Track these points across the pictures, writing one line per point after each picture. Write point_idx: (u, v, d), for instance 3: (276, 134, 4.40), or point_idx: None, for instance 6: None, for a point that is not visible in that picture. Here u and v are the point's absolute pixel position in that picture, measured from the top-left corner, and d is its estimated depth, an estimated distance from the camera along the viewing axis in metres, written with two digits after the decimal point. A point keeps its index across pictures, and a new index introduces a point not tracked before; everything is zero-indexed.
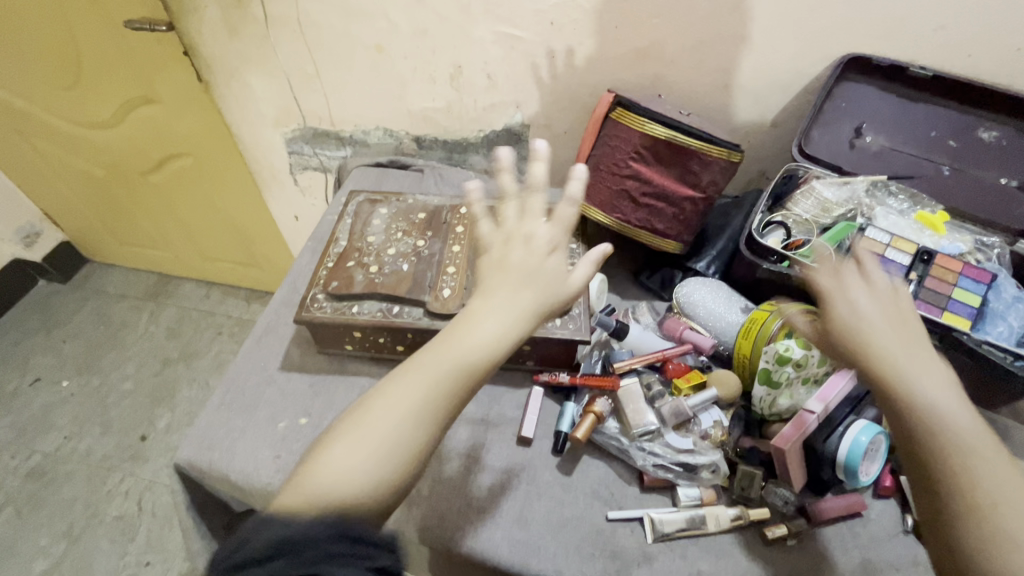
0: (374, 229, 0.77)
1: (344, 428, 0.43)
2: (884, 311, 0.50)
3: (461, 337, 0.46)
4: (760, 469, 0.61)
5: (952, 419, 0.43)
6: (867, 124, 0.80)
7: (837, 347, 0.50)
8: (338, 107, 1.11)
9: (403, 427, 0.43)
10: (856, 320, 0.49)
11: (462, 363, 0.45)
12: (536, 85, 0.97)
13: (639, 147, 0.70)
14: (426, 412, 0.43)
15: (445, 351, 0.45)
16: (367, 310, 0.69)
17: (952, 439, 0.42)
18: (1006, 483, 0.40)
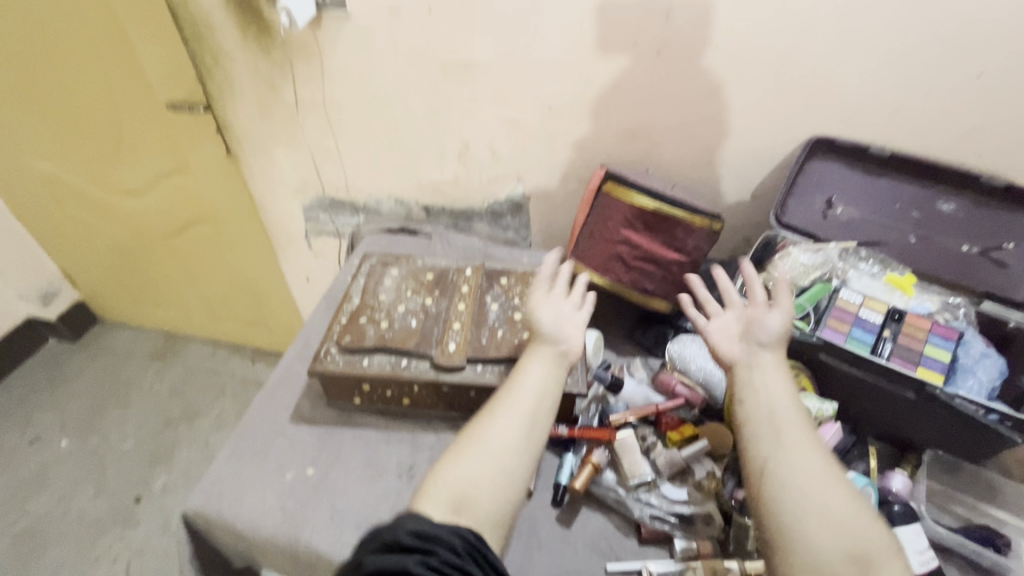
0: (385, 288, 0.83)
1: (454, 458, 0.57)
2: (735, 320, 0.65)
3: (521, 381, 0.62)
4: None
5: (794, 453, 0.52)
6: (836, 196, 0.88)
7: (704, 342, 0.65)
8: (354, 178, 1.21)
9: (505, 447, 0.57)
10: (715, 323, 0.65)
11: (531, 396, 0.61)
12: (536, 160, 1.07)
13: (629, 217, 0.77)
14: (518, 436, 0.58)
15: (515, 391, 0.61)
16: (377, 363, 0.73)
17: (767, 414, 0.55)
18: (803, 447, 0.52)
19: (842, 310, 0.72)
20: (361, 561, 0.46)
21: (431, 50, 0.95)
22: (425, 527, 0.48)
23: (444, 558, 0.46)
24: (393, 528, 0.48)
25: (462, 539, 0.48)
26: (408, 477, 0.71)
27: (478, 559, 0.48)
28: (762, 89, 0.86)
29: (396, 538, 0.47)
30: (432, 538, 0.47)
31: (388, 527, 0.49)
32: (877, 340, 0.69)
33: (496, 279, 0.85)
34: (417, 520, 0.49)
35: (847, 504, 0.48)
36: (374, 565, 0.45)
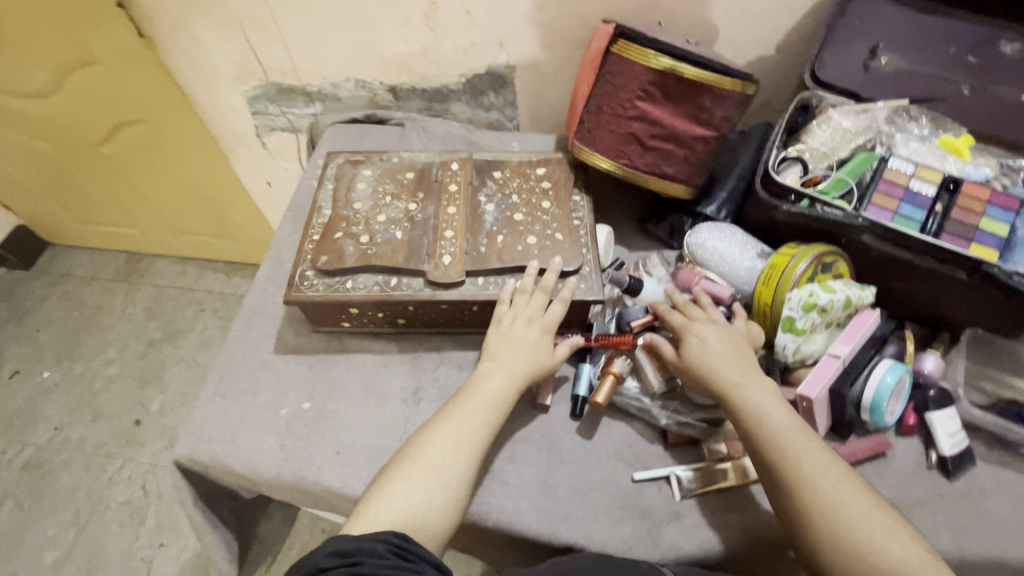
0: (359, 194, 0.70)
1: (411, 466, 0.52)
2: (719, 345, 0.57)
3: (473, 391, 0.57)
4: None
5: (811, 481, 0.49)
6: (883, 44, 0.74)
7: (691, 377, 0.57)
8: (301, 57, 1.00)
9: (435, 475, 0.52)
10: (701, 356, 0.57)
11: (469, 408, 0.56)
12: (521, 18, 0.88)
13: (646, 84, 0.62)
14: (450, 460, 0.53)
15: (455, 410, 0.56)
16: (361, 285, 0.64)
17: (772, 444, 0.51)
18: (811, 472, 0.49)
19: (890, 183, 0.63)
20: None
21: None
22: (346, 543, 0.44)
23: (373, 563, 0.43)
24: (307, 558, 0.44)
25: (387, 543, 0.45)
26: (415, 402, 0.65)
27: (411, 554, 0.45)
28: None
29: (314, 564, 0.43)
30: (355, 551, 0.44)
31: (304, 558, 0.44)
32: (927, 216, 0.61)
33: (489, 173, 0.72)
34: (331, 540, 0.45)
35: (865, 499, 0.48)
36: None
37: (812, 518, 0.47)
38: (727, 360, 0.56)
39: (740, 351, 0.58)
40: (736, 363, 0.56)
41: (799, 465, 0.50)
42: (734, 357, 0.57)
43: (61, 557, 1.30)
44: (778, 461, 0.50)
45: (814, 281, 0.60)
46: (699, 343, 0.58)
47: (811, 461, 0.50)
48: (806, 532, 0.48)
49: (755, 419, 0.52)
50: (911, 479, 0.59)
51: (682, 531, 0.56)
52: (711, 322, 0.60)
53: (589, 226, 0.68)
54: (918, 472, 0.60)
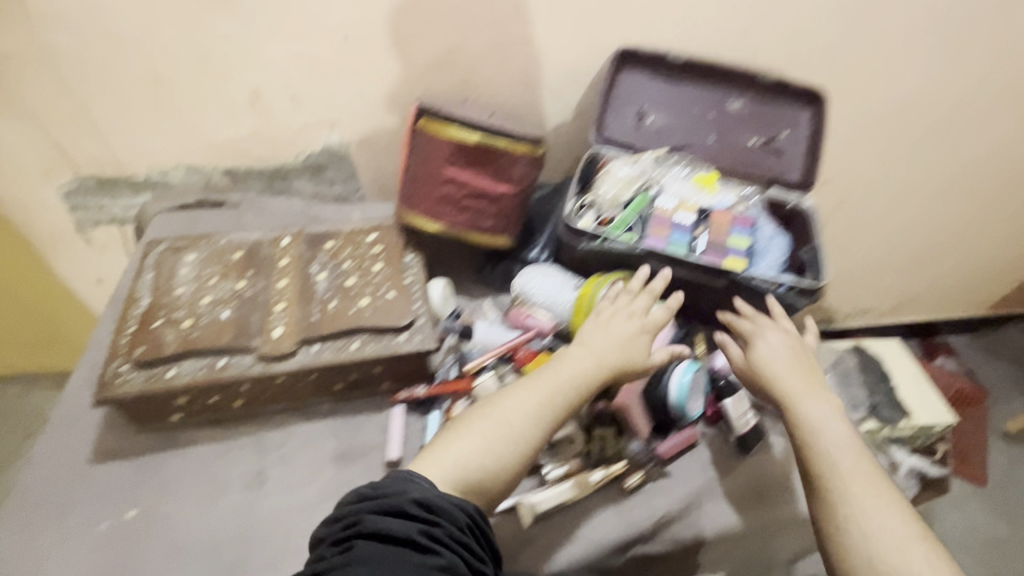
0: (182, 278, 0.69)
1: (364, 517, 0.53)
2: (783, 355, 0.65)
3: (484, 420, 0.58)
4: (611, 428, 0.68)
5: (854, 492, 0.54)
6: (648, 106, 0.92)
7: (755, 380, 0.66)
8: (121, 148, 0.97)
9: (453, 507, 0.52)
10: (760, 364, 0.65)
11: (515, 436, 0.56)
12: (348, 100, 0.95)
13: (451, 153, 0.71)
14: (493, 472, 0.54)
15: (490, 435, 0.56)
16: (187, 371, 0.61)
17: (820, 451, 0.57)
18: (857, 485, 0.54)
19: (660, 216, 0.77)
20: (360, 518, 0.46)
21: None
22: (438, 498, 0.49)
23: (447, 530, 0.47)
24: (397, 494, 0.48)
25: (467, 515, 0.49)
26: (259, 485, 0.63)
27: (478, 532, 0.50)
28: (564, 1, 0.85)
29: (402, 505, 0.47)
30: (438, 508, 0.48)
31: (394, 490, 0.49)
32: (690, 239, 0.75)
33: (320, 244, 0.75)
34: (420, 486, 0.50)
35: (897, 513, 0.53)
36: (379, 528, 0.45)
37: (840, 525, 0.53)
38: (788, 371, 0.64)
39: (804, 360, 0.66)
40: (799, 374, 0.64)
41: (845, 479, 0.55)
42: (798, 365, 0.64)
43: None
44: (829, 472, 0.56)
45: (614, 305, 0.71)
46: (768, 355, 0.65)
47: (859, 480, 0.55)
48: (839, 539, 0.52)
49: (809, 430, 0.59)
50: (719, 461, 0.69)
51: (533, 553, 0.61)
52: (779, 330, 0.67)
53: (420, 282, 0.73)
54: (724, 454, 0.69)
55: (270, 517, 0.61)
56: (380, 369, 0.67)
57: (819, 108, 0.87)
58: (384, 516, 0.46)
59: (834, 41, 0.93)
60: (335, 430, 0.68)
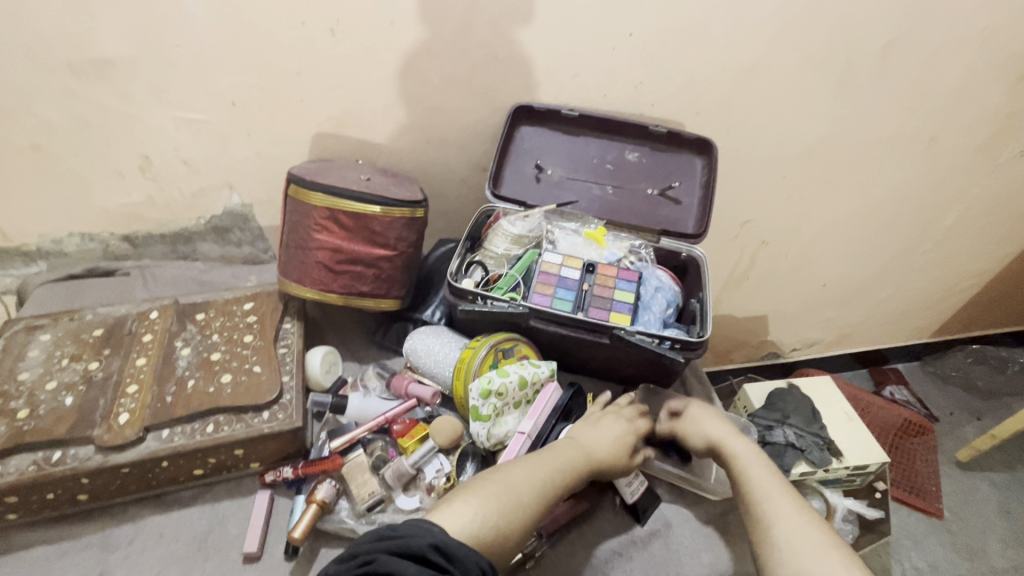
0: (29, 362, 0.65)
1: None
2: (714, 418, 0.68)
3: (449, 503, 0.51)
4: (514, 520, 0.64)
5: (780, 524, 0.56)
6: (545, 160, 0.91)
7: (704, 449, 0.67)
8: (6, 218, 0.93)
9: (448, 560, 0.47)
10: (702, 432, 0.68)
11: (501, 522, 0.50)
12: (243, 163, 0.93)
13: (319, 219, 0.70)
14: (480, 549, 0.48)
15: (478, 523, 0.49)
16: (14, 468, 0.57)
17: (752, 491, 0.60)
18: (776, 517, 0.56)
19: (547, 273, 0.76)
20: (376, 557, 0.43)
21: (46, 46, 0.76)
22: (456, 547, 0.45)
23: None
24: (414, 536, 0.45)
25: (482, 569, 0.46)
26: None
27: None
28: (450, 64, 0.83)
29: (420, 550, 0.44)
30: (455, 556, 0.45)
31: (410, 532, 0.46)
32: (577, 295, 0.74)
33: (190, 316, 0.71)
34: (440, 531, 0.46)
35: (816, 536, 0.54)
36: (393, 571, 0.42)
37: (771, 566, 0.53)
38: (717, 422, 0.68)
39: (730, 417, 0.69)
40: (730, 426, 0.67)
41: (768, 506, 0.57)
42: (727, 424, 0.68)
43: None
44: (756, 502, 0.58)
45: (494, 368, 0.68)
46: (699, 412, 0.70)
47: (774, 508, 0.57)
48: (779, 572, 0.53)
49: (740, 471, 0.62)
50: (609, 533, 0.66)
51: None
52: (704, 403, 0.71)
53: (295, 353, 0.70)
54: (614, 523, 0.67)
55: None
56: (241, 452, 0.63)
57: (710, 157, 0.88)
58: (403, 560, 0.43)
59: (730, 88, 0.89)
60: (191, 522, 0.62)
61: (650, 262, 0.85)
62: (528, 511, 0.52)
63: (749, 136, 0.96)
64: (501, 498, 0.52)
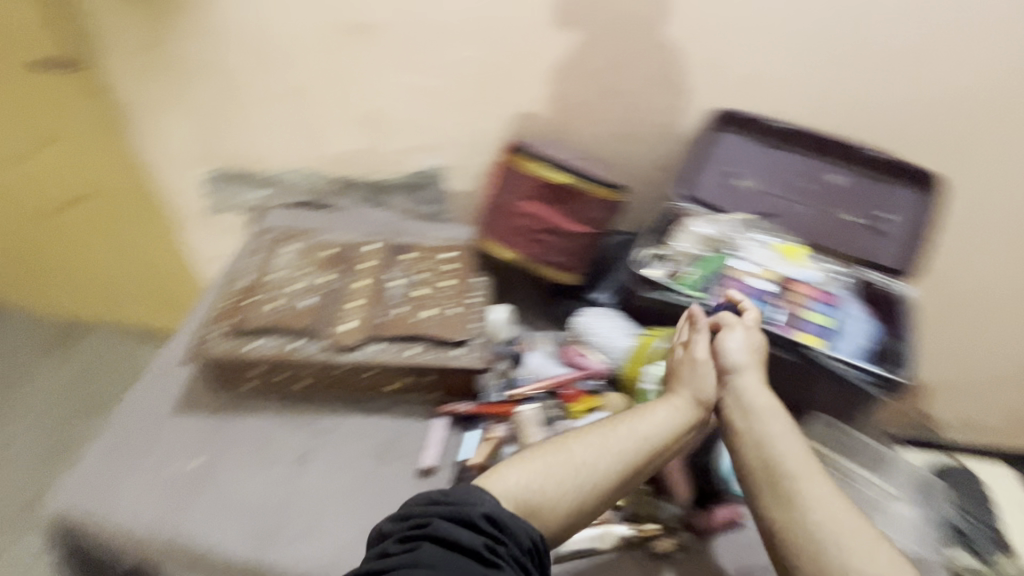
0: (280, 265, 0.78)
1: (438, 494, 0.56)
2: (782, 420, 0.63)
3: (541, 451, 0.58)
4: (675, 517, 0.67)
5: None
6: (740, 169, 0.87)
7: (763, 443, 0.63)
8: (257, 148, 1.11)
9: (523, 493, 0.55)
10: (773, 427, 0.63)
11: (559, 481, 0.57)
12: (450, 129, 1.02)
13: (533, 188, 0.76)
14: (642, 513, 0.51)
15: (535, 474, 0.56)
16: (267, 345, 0.69)
17: None
18: None
19: (736, 280, 0.76)
20: (430, 522, 0.50)
21: (332, 7, 0.90)
22: (506, 517, 0.51)
23: (511, 550, 0.50)
24: (467, 504, 0.52)
25: (531, 539, 0.51)
26: (301, 464, 0.68)
27: (541, 556, 0.52)
28: (672, 61, 0.85)
29: (473, 518, 0.50)
30: (507, 527, 0.51)
31: (466, 499, 0.52)
32: (767, 308, 0.73)
33: (402, 253, 0.81)
34: (492, 502, 0.52)
35: None
36: (446, 533, 0.49)
37: None
38: (751, 356, 0.66)
39: None
40: None
41: None
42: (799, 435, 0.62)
43: None
44: None
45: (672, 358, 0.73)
46: (737, 337, 0.67)
47: None
48: None
49: None
50: (755, 547, 0.66)
51: None
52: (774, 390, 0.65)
53: (482, 303, 0.76)
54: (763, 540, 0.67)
55: (307, 497, 0.66)
56: (431, 379, 0.71)
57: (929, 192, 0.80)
58: (453, 525, 0.50)
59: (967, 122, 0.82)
60: (378, 431, 0.71)
61: (846, 290, 0.80)
62: (588, 484, 0.57)
63: (977, 179, 0.87)
64: (555, 471, 0.57)
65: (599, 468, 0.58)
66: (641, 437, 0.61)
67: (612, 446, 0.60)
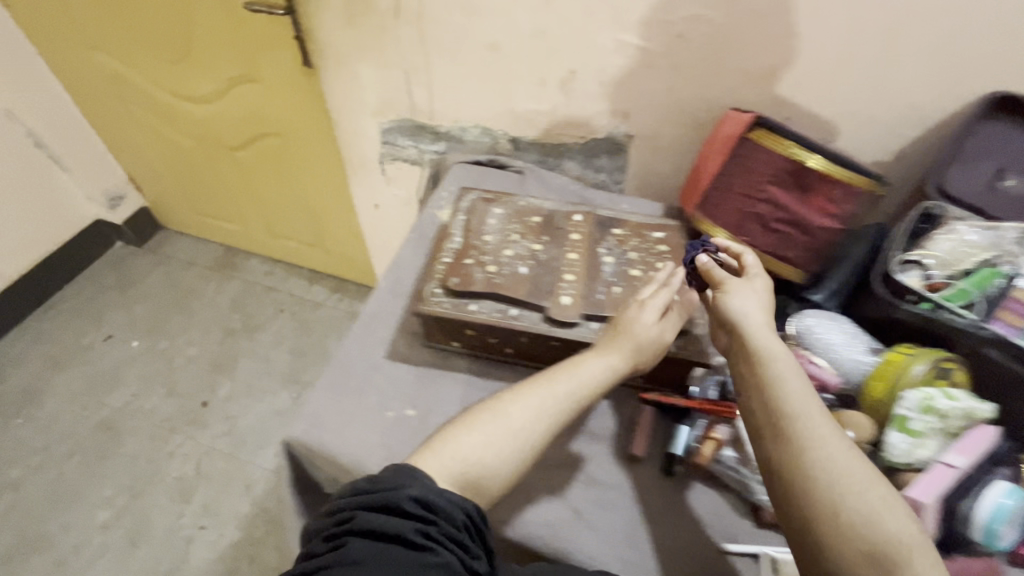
0: (489, 228, 0.77)
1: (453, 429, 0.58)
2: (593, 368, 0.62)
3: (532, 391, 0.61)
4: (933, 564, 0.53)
5: None
6: (1008, 167, 0.75)
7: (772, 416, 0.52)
8: (440, 101, 1.11)
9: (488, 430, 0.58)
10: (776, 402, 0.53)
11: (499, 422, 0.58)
12: (651, 96, 0.95)
13: (779, 172, 0.68)
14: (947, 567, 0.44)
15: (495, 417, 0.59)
16: (482, 309, 0.69)
17: None
18: None
19: (1016, 300, 0.62)
20: (354, 515, 0.48)
21: None
22: (434, 495, 0.50)
23: (442, 528, 0.48)
24: (397, 486, 0.50)
25: (463, 514, 0.50)
26: None
27: (474, 529, 0.51)
28: (936, 28, 0.75)
29: (402, 500, 0.49)
30: (433, 508, 0.49)
31: (392, 484, 0.50)
32: None
33: (609, 229, 0.77)
34: (418, 483, 0.50)
35: None
36: (367, 521, 0.47)
37: None
38: (758, 308, 0.60)
39: None
40: None
41: None
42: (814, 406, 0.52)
43: (112, 517, 1.43)
44: None
45: (933, 384, 0.60)
46: (738, 294, 0.60)
47: None
48: None
49: None
50: None
51: None
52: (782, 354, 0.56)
53: None
54: None
55: None
56: (645, 364, 0.68)
57: None
58: (376, 511, 0.48)
59: None
60: (583, 409, 0.70)
61: None
62: (526, 443, 0.58)
63: None
64: (487, 433, 0.57)
65: (532, 427, 0.59)
66: (567, 392, 0.61)
67: (548, 403, 0.60)
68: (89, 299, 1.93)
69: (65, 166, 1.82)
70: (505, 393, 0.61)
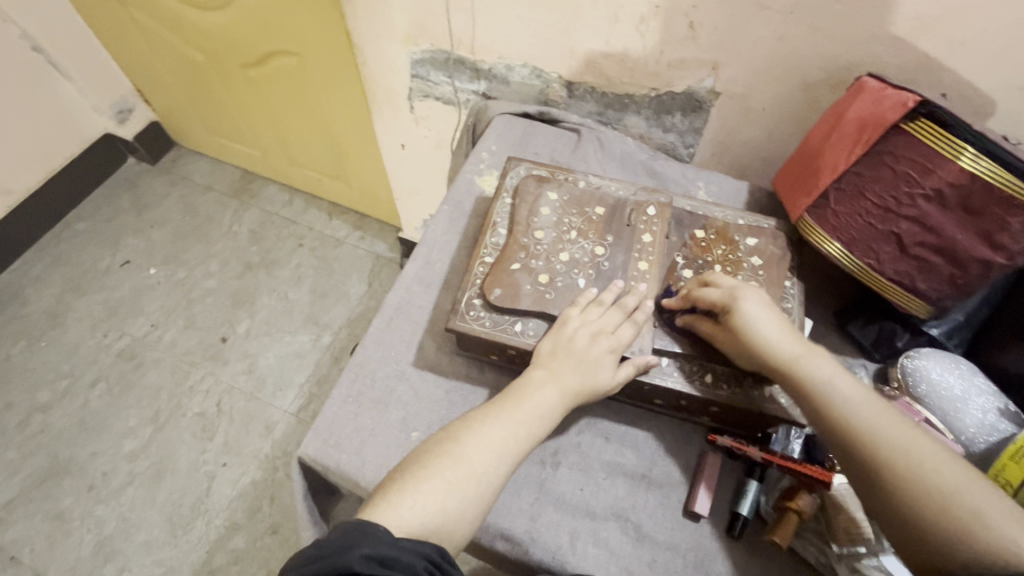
0: (542, 219, 0.64)
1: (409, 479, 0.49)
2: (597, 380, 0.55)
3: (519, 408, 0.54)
4: None
5: None
6: None
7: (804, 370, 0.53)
8: (484, 32, 0.91)
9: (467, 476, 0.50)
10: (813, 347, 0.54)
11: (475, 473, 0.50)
12: (753, 46, 0.74)
13: (939, 183, 0.55)
14: None
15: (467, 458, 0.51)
16: (529, 331, 0.58)
17: None
18: None
19: None
20: None
21: None
22: (391, 547, 0.42)
23: None
24: (342, 549, 0.42)
25: (425, 559, 0.43)
26: (553, 466, 0.59)
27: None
28: None
29: (350, 561, 0.41)
30: (392, 561, 0.41)
31: (339, 546, 0.42)
32: None
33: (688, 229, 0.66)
34: (369, 535, 0.43)
35: None
36: None
37: None
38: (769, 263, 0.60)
39: None
40: None
41: None
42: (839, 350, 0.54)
43: (139, 448, 1.45)
44: None
45: None
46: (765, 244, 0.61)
47: None
48: None
49: None
50: None
51: None
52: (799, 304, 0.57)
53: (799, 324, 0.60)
54: None
55: (560, 507, 0.57)
56: (718, 409, 0.59)
57: None
58: None
59: None
60: (639, 445, 0.61)
61: None
62: (490, 485, 0.50)
63: None
64: (447, 479, 0.49)
65: (498, 463, 0.51)
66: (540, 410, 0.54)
67: (521, 437, 0.53)
68: (105, 219, 1.86)
69: (67, 74, 1.67)
70: (461, 424, 0.53)
